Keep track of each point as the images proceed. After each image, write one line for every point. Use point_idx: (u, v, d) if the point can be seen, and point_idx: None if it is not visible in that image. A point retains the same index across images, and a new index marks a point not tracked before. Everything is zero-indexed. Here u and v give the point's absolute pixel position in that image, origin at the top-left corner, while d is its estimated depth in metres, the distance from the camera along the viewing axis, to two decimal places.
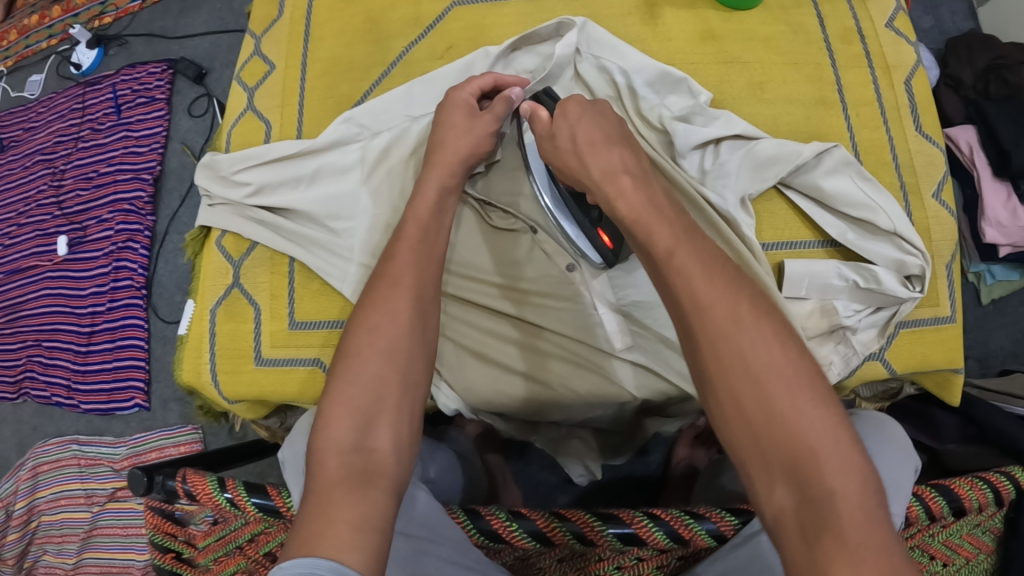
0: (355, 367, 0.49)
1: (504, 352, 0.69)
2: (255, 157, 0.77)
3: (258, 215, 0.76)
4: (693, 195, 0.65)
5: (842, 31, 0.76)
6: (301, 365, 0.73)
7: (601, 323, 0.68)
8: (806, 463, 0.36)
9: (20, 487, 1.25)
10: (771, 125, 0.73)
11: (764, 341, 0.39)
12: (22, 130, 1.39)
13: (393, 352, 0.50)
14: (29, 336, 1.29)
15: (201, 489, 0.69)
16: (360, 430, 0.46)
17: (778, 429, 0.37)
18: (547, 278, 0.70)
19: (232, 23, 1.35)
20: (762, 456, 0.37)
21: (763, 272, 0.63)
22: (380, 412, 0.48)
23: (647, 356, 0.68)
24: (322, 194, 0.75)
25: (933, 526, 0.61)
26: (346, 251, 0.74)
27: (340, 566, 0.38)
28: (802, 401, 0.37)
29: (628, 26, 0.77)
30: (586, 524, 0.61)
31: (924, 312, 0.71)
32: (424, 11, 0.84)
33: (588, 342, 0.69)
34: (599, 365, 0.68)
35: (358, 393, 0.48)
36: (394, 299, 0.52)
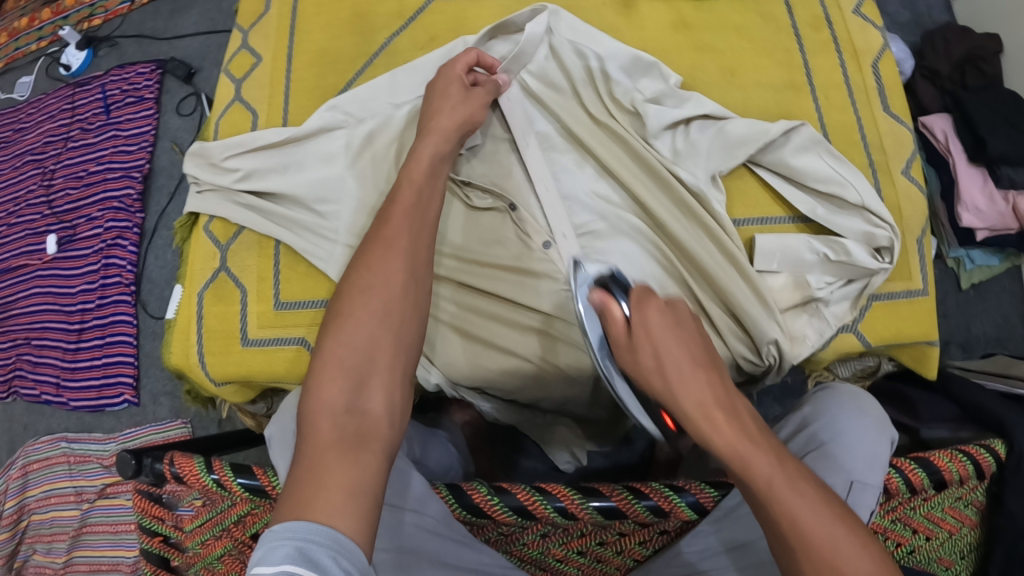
0: (350, 331, 0.50)
1: (486, 327, 0.71)
2: (245, 144, 0.78)
3: (246, 200, 0.78)
4: (663, 174, 0.68)
5: (811, 18, 0.78)
6: (287, 345, 0.74)
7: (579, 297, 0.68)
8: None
9: (9, 486, 1.25)
10: (742, 107, 0.75)
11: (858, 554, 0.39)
12: (11, 131, 1.40)
13: (387, 318, 0.51)
14: (19, 335, 1.30)
15: (188, 470, 0.70)
16: (353, 393, 0.48)
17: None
18: (526, 253, 0.70)
19: (221, 24, 1.37)
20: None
21: (734, 246, 0.66)
22: (370, 375, 0.49)
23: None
24: (306, 178, 0.76)
25: (915, 499, 0.62)
26: (331, 232, 0.75)
27: (335, 532, 0.39)
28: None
29: (604, 15, 0.79)
30: (566, 498, 0.61)
31: (896, 286, 0.73)
32: (407, 4, 0.86)
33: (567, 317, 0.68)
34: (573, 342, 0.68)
35: (355, 359, 0.49)
36: (388, 265, 0.54)
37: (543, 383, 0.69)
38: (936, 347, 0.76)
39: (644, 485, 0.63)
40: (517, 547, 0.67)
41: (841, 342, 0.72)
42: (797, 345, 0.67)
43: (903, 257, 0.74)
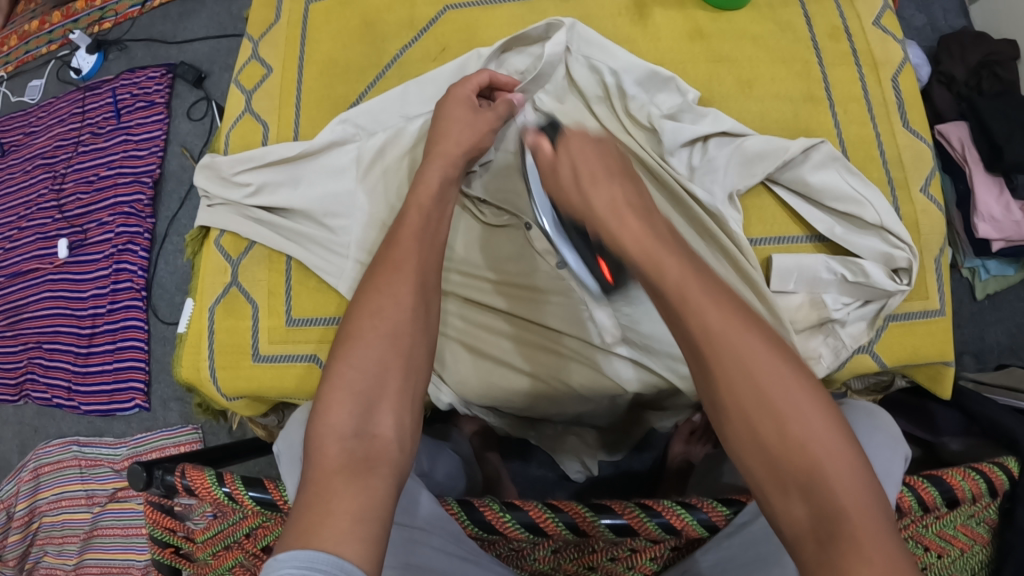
0: (359, 354, 0.50)
1: (497, 345, 0.70)
2: (254, 158, 0.77)
3: (257, 215, 0.77)
4: (679, 190, 0.66)
5: (830, 29, 0.77)
6: (296, 361, 0.74)
7: (591, 317, 0.68)
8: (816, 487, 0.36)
9: (21, 489, 1.26)
10: (760, 122, 0.74)
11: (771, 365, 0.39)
12: (22, 135, 1.41)
13: (396, 339, 0.50)
14: (31, 339, 1.30)
15: (199, 483, 0.70)
16: (362, 417, 0.47)
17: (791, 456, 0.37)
18: (537, 272, 0.71)
19: (230, 27, 1.36)
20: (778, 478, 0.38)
21: (752, 268, 0.64)
22: (380, 400, 0.48)
23: (637, 353, 0.68)
24: (319, 192, 0.76)
25: (927, 517, 0.61)
26: (341, 248, 0.75)
27: (341, 562, 0.38)
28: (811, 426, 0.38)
29: (618, 26, 0.79)
30: (578, 514, 0.61)
31: (913, 306, 0.72)
32: (419, 14, 0.85)
33: (579, 335, 0.69)
34: (591, 363, 0.69)
35: (361, 380, 0.48)
36: (398, 290, 0.53)
37: (556, 399, 0.69)
38: (952, 366, 0.75)
39: (656, 502, 0.63)
40: (528, 563, 0.67)
41: (857, 363, 0.71)
42: (812, 365, 0.66)
43: (920, 275, 0.73)
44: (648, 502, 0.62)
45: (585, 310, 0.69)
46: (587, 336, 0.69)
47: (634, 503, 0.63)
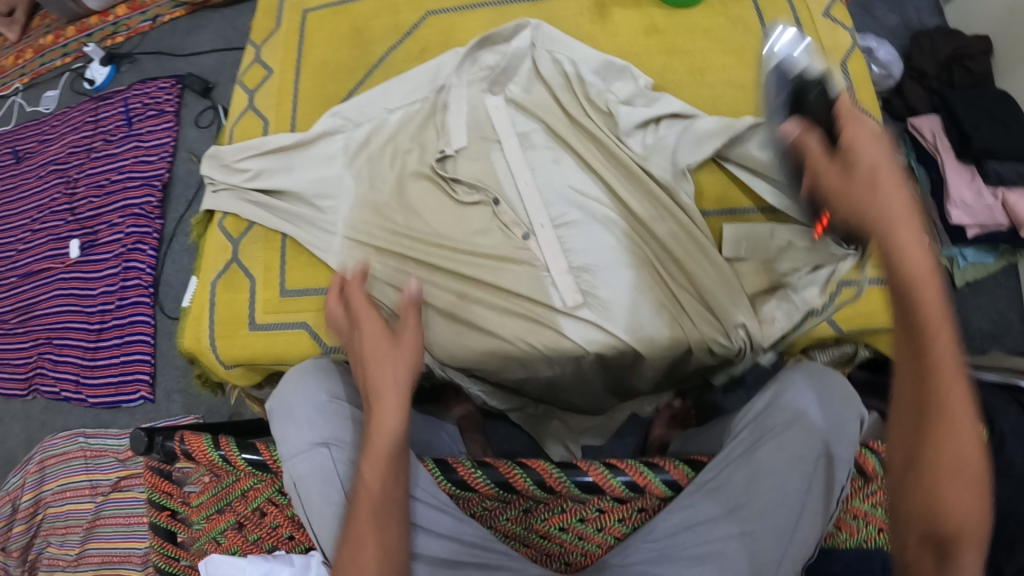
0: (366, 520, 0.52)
1: (470, 310, 0.74)
2: (256, 148, 0.84)
3: (255, 197, 0.83)
4: (633, 168, 0.73)
5: (779, 21, 0.83)
6: (290, 329, 0.79)
7: (553, 283, 0.72)
8: (948, 427, 0.42)
9: (28, 480, 1.30)
10: (711, 106, 0.80)
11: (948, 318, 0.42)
12: (37, 142, 1.48)
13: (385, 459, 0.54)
14: (41, 334, 1.36)
15: (197, 446, 0.74)
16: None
17: (937, 402, 0.42)
18: (501, 243, 0.75)
19: (236, 40, 1.45)
20: (919, 412, 0.43)
21: (702, 235, 0.71)
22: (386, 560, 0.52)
23: (597, 315, 0.71)
24: (311, 176, 0.82)
25: (888, 483, 0.61)
26: (330, 226, 0.80)
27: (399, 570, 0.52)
28: (951, 385, 0.42)
29: (580, 25, 0.86)
30: (546, 471, 0.65)
31: (866, 272, 0.77)
32: (402, 20, 0.92)
33: (542, 300, 0.72)
34: (548, 326, 0.71)
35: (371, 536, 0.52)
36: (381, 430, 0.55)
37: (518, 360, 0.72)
38: None
39: (621, 462, 0.66)
40: (501, 522, 0.69)
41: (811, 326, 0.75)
42: (767, 327, 0.71)
43: None
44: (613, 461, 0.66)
45: (546, 274, 0.72)
46: (547, 300, 0.72)
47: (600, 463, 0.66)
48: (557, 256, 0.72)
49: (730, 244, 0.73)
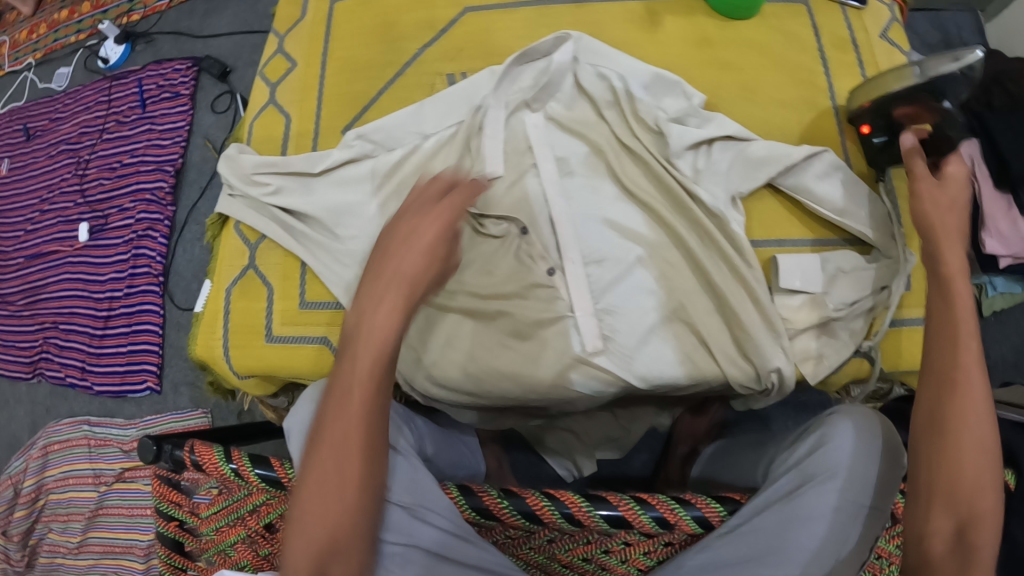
0: (319, 495, 0.46)
1: (486, 350, 0.68)
2: (276, 164, 0.80)
3: (276, 214, 0.80)
4: (681, 193, 0.69)
5: (836, 40, 0.80)
6: (308, 343, 0.76)
7: (574, 328, 0.67)
8: (971, 510, 0.46)
9: (30, 464, 1.29)
10: (764, 128, 0.75)
11: (982, 414, 0.48)
12: (48, 120, 1.45)
13: (349, 444, 0.46)
14: (48, 318, 1.34)
15: (208, 459, 0.72)
16: (319, 566, 0.45)
17: (962, 483, 0.47)
18: (523, 275, 0.69)
19: (255, 23, 1.40)
20: (946, 499, 0.47)
21: (753, 278, 0.67)
22: (340, 543, 0.46)
23: (616, 364, 0.66)
24: (330, 202, 0.77)
25: None
26: (346, 257, 0.76)
27: None
28: (980, 470, 0.47)
29: (628, 31, 0.82)
30: (574, 504, 0.59)
31: (914, 312, 0.73)
32: (437, 16, 0.88)
33: (559, 346, 0.67)
34: (562, 374, 0.66)
35: (320, 512, 0.46)
36: (349, 419, 0.46)
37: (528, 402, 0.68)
38: None
39: (651, 496, 0.61)
40: (523, 551, 0.66)
41: (854, 367, 0.72)
42: (811, 363, 0.69)
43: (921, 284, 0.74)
44: (643, 495, 0.60)
45: (569, 316, 0.67)
46: (567, 344, 0.67)
47: (630, 496, 0.61)
48: (582, 294, 0.67)
49: (787, 273, 0.69)
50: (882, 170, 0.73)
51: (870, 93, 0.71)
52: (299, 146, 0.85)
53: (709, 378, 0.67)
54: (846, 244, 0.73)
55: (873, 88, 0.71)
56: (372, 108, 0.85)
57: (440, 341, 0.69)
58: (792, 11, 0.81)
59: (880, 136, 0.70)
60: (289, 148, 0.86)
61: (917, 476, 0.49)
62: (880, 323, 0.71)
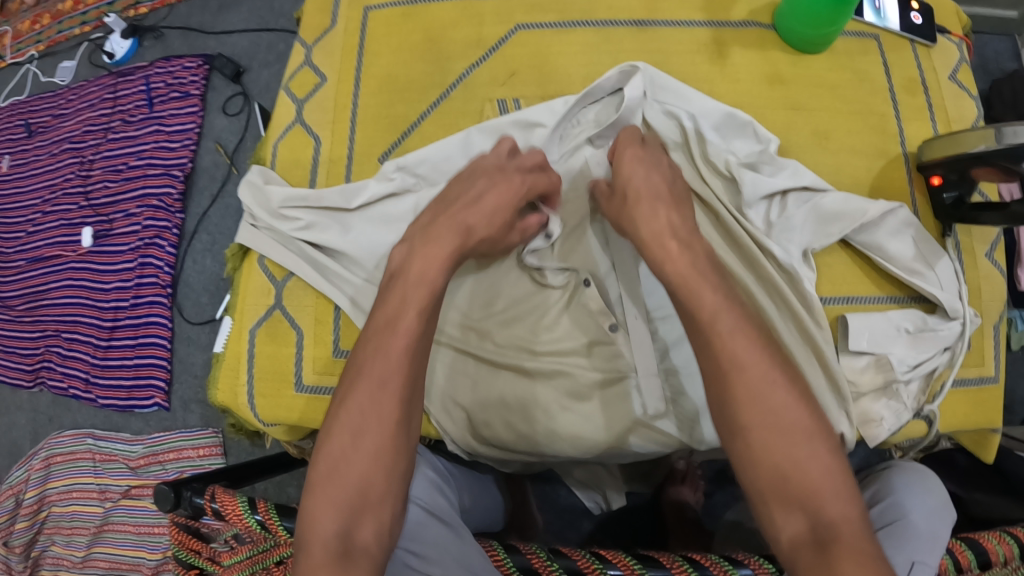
0: (341, 464, 0.52)
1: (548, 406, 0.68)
2: (308, 198, 0.75)
3: (306, 251, 0.76)
4: (752, 249, 0.67)
5: (906, 81, 0.80)
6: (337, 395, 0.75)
7: (636, 390, 0.68)
8: (817, 504, 0.45)
9: (31, 476, 1.24)
10: (834, 176, 0.77)
11: (773, 403, 0.48)
12: (50, 117, 1.38)
13: (382, 423, 0.52)
14: (50, 326, 1.28)
15: (231, 509, 0.69)
16: (343, 528, 0.50)
17: (796, 478, 0.46)
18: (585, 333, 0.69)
19: (272, 22, 1.33)
20: (782, 496, 0.46)
21: (823, 340, 0.67)
22: (365, 505, 0.51)
23: (679, 426, 0.68)
24: (368, 242, 0.75)
25: None
26: None
27: None
28: (801, 456, 0.47)
29: (697, 63, 0.79)
30: (627, 566, 0.58)
31: (970, 372, 0.75)
32: (486, 33, 0.82)
33: (621, 407, 0.68)
34: (624, 437, 0.67)
35: (345, 471, 0.51)
36: (382, 399, 0.53)
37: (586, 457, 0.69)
38: (998, 434, 0.78)
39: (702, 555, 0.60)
40: None
41: (912, 428, 0.73)
42: (873, 426, 0.70)
43: (979, 343, 0.76)
44: (694, 555, 0.60)
45: (632, 378, 0.68)
46: (628, 406, 0.68)
47: (681, 556, 0.60)
48: (646, 358, 0.68)
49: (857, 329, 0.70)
50: (949, 225, 0.75)
51: (945, 149, 0.72)
52: (332, 174, 0.81)
53: None
54: (912, 302, 0.74)
55: (948, 144, 0.71)
56: (414, 133, 0.80)
57: (501, 397, 0.69)
58: (864, 47, 0.81)
59: (950, 190, 0.73)
60: (319, 175, 0.81)
61: (748, 488, 0.48)
62: (940, 385, 0.73)
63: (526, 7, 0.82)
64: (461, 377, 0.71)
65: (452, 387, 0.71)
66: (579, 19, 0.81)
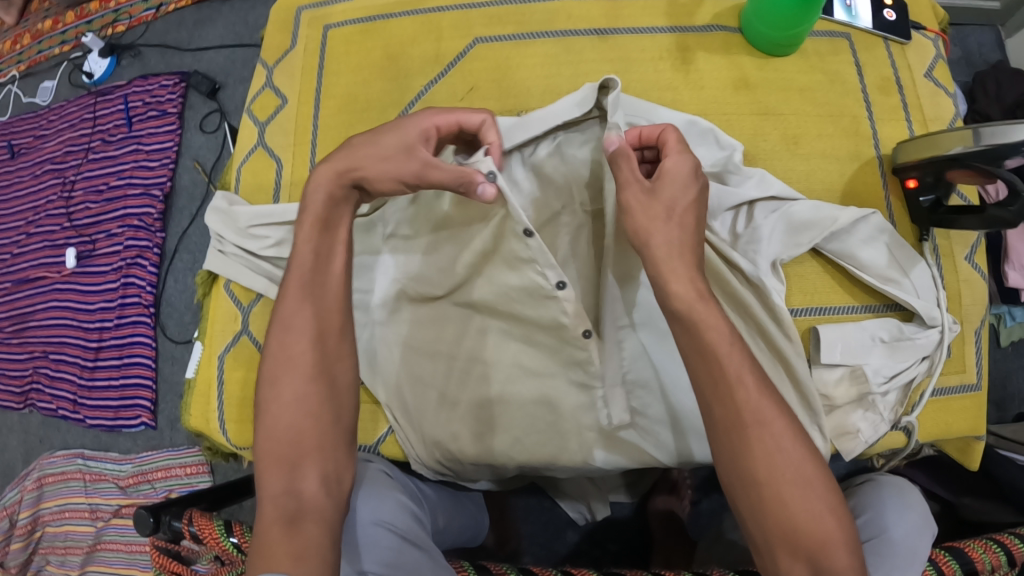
0: (268, 417, 0.52)
1: (516, 413, 0.68)
2: (273, 215, 0.74)
3: (274, 271, 0.75)
4: (719, 264, 0.65)
5: (880, 82, 0.78)
6: None
7: (603, 403, 0.65)
8: (823, 553, 0.44)
9: (23, 498, 1.23)
10: (805, 182, 0.75)
11: (795, 454, 0.46)
12: (32, 138, 1.38)
13: (296, 368, 0.53)
14: (36, 348, 1.27)
15: (207, 533, 0.67)
16: (289, 484, 0.50)
17: (807, 527, 0.45)
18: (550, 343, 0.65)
19: (246, 37, 1.33)
20: (791, 544, 0.45)
21: (792, 352, 0.65)
22: (303, 456, 0.51)
23: (644, 435, 0.67)
24: None
25: None
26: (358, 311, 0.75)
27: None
28: (818, 511, 0.45)
29: (662, 70, 0.78)
30: None
31: (950, 380, 0.74)
32: (446, 48, 0.81)
33: (587, 417, 0.67)
34: (587, 447, 0.67)
35: (285, 429, 0.51)
36: (291, 343, 0.54)
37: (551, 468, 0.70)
38: (981, 441, 0.76)
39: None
40: None
41: (891, 439, 0.72)
42: (848, 439, 0.68)
43: (959, 350, 0.74)
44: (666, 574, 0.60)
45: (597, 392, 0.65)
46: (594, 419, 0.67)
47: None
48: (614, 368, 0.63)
49: (827, 339, 0.68)
50: (926, 228, 0.73)
51: (921, 150, 0.70)
52: (293, 196, 0.80)
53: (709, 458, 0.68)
54: (888, 310, 0.73)
55: (925, 145, 0.69)
56: None
57: (470, 410, 0.69)
58: (834, 47, 0.79)
59: (927, 194, 0.72)
60: (282, 198, 0.80)
61: (754, 533, 0.47)
62: (918, 396, 0.72)
63: (486, 19, 0.81)
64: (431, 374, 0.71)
65: (422, 396, 0.71)
66: (541, 30, 0.80)
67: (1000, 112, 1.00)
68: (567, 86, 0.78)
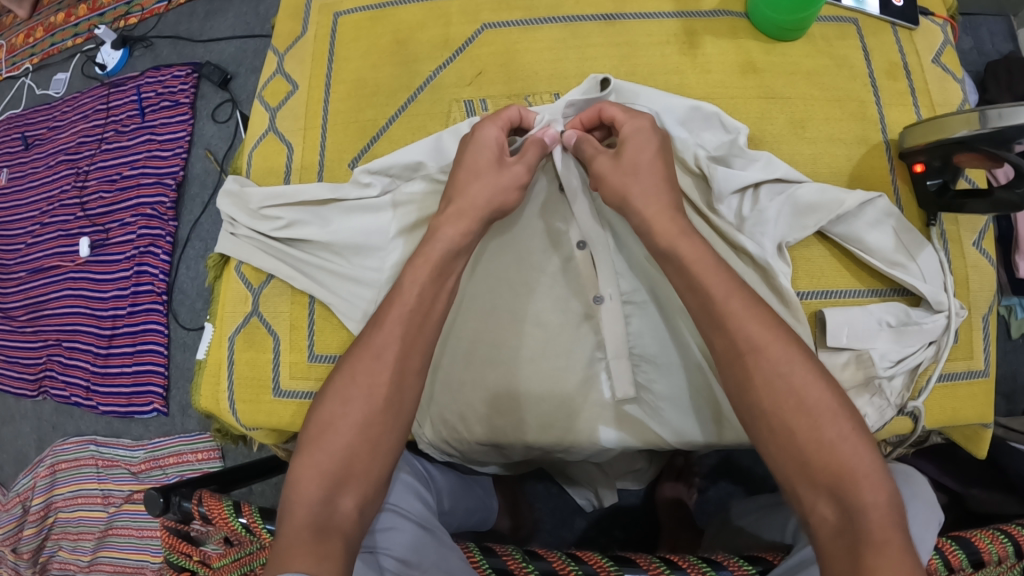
0: (328, 433, 0.52)
1: (524, 389, 0.68)
2: (286, 195, 0.75)
3: (284, 252, 0.76)
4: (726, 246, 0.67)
5: (888, 66, 0.78)
6: (306, 399, 0.76)
7: (607, 374, 0.68)
8: (842, 486, 0.45)
9: (37, 484, 1.25)
10: (812, 166, 0.75)
11: (782, 409, 0.49)
12: (46, 129, 1.40)
13: (371, 396, 0.53)
14: (49, 336, 1.29)
15: (217, 512, 0.66)
16: (326, 497, 0.49)
17: (820, 461, 0.46)
18: (563, 314, 0.69)
19: (257, 27, 1.34)
20: (807, 475, 0.47)
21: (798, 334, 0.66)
22: (348, 477, 0.51)
23: (645, 413, 0.68)
24: (341, 234, 0.74)
25: None
26: (362, 294, 0.74)
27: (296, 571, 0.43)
28: (823, 444, 0.47)
29: (667, 54, 0.78)
30: (601, 566, 0.58)
31: (957, 366, 0.73)
32: (453, 34, 0.82)
33: (594, 390, 0.68)
34: (592, 422, 0.68)
35: (330, 439, 0.51)
36: (376, 371, 0.54)
37: (555, 450, 0.70)
38: (990, 429, 0.76)
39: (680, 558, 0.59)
40: None
41: (897, 424, 0.72)
42: None
43: (967, 336, 0.74)
44: (674, 558, 0.59)
45: (603, 362, 0.68)
46: (597, 392, 0.68)
47: (660, 559, 0.59)
48: (618, 336, 0.67)
49: (835, 326, 0.68)
50: (934, 213, 0.73)
51: (927, 134, 0.69)
52: (303, 180, 0.81)
53: (698, 440, 0.67)
54: (895, 294, 0.73)
55: (931, 129, 0.69)
56: (383, 137, 0.80)
57: (477, 388, 0.69)
58: (841, 32, 0.79)
59: (936, 177, 0.71)
60: (292, 181, 0.81)
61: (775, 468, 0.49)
62: (925, 380, 0.71)
63: (493, 5, 0.81)
64: (442, 355, 0.71)
65: (428, 379, 0.72)
66: (547, 15, 0.80)
67: (1010, 101, 0.99)
68: (573, 71, 0.79)
